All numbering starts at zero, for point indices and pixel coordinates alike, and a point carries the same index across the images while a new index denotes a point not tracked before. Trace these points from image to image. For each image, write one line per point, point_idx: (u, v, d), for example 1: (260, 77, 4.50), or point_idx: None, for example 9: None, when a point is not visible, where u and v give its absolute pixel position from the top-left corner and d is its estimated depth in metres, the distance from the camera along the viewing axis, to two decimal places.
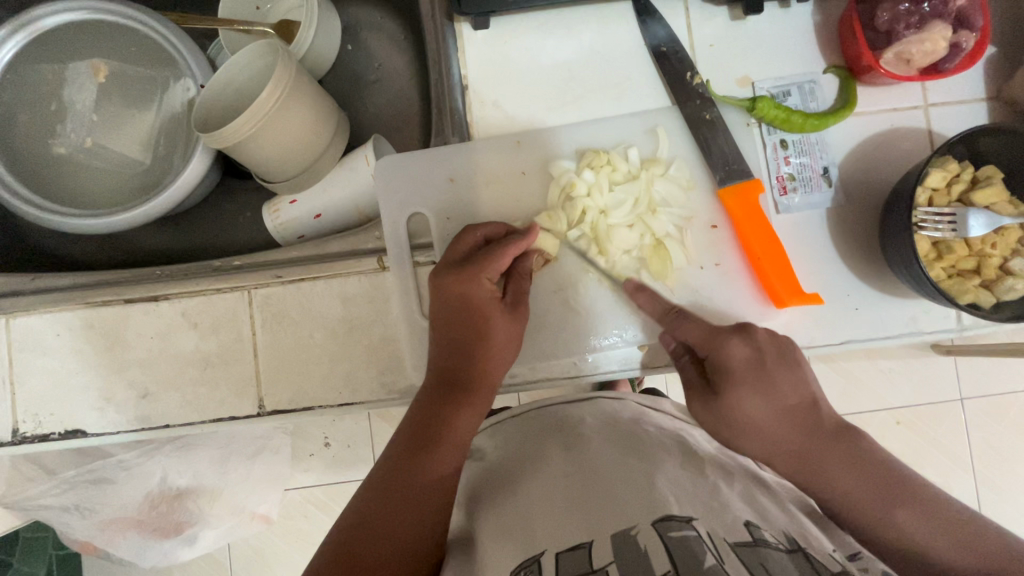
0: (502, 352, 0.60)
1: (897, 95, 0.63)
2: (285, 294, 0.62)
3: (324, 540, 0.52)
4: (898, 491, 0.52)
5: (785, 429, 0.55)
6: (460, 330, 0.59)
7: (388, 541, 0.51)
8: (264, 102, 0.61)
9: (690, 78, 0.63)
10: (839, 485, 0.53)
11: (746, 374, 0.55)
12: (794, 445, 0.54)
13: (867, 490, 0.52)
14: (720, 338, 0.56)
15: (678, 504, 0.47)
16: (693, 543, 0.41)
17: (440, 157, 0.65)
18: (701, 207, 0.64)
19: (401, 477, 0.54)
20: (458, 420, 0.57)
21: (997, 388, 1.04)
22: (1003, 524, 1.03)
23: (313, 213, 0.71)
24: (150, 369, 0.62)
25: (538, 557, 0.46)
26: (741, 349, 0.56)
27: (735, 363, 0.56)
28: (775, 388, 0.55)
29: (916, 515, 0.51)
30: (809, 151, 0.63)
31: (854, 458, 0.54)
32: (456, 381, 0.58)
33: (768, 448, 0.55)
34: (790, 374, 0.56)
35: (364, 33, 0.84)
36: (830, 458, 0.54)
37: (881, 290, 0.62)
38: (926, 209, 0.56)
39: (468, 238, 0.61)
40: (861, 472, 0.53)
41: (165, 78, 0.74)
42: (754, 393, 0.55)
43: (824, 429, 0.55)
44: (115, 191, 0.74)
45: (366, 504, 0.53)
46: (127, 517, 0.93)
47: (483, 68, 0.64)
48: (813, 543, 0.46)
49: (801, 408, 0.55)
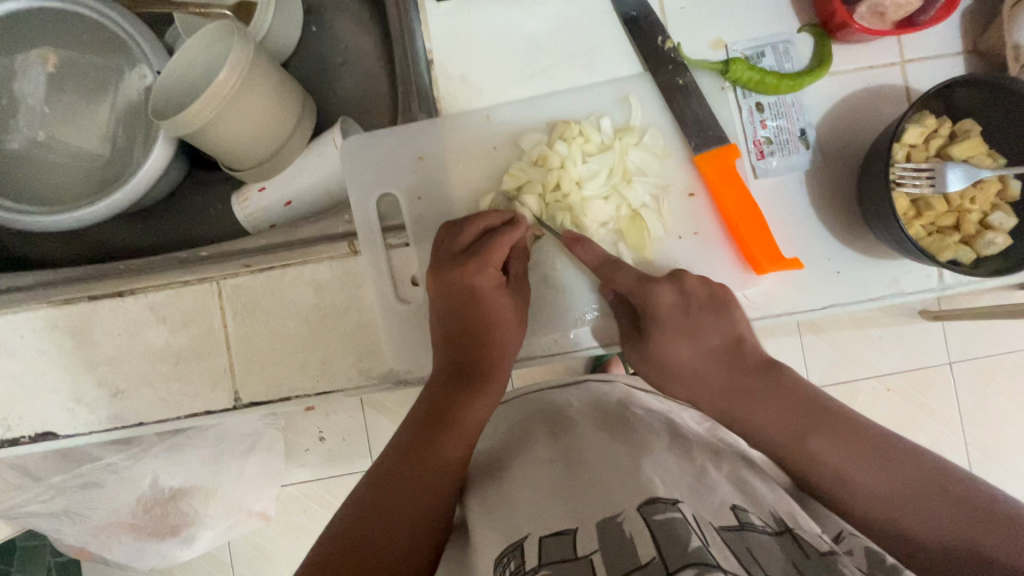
0: (511, 338, 0.60)
1: (873, 52, 0.62)
2: (254, 283, 0.60)
3: (325, 533, 0.51)
4: (819, 420, 0.53)
5: (708, 368, 0.58)
6: (468, 321, 0.59)
7: (403, 534, 0.50)
8: (221, 87, 0.58)
9: (662, 43, 0.61)
10: (760, 418, 0.55)
11: (672, 319, 0.58)
12: (718, 382, 0.57)
13: (788, 422, 0.53)
14: (648, 287, 0.58)
15: (664, 485, 0.46)
16: (679, 524, 0.39)
17: (409, 136, 0.64)
18: (677, 175, 0.63)
19: (411, 466, 0.53)
20: (470, 406, 0.56)
21: (984, 350, 1.05)
22: (992, 483, 1.05)
23: (284, 200, 0.69)
24: (119, 366, 0.61)
25: (521, 541, 0.46)
26: (668, 296, 0.58)
27: (660, 309, 0.58)
28: (699, 330, 0.58)
29: (836, 444, 0.51)
30: (786, 113, 0.62)
31: (775, 392, 0.55)
32: (464, 372, 0.58)
33: (697, 385, 0.58)
34: (713, 317, 0.58)
35: (328, 13, 0.80)
36: (754, 394, 0.55)
37: (863, 254, 0.61)
38: (904, 165, 0.55)
39: (471, 229, 0.59)
40: (782, 403, 0.54)
41: (119, 66, 0.71)
42: (677, 336, 0.58)
43: (748, 365, 0.57)
44: (78, 186, 0.72)
45: (370, 494, 0.52)
46: (120, 521, 0.91)
47: (448, 42, 0.62)
48: (803, 524, 0.46)
49: (725, 348, 0.58)
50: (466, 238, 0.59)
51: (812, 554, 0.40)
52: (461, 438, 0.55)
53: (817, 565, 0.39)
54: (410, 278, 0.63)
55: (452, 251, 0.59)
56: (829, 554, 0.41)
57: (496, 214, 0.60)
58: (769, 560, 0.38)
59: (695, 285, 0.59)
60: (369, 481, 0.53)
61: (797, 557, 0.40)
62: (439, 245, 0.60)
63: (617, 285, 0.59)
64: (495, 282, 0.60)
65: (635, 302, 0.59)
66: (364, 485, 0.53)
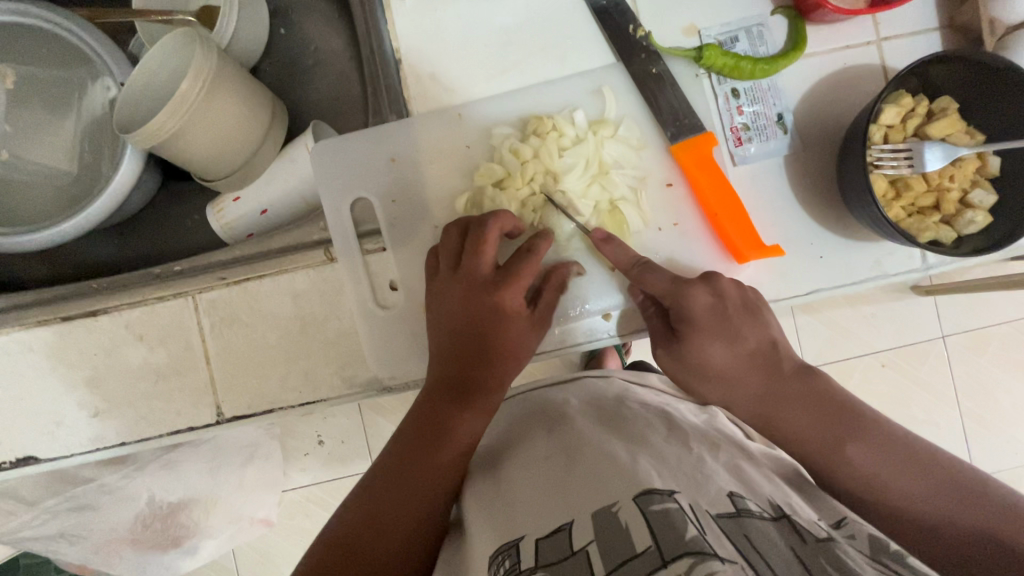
0: (521, 358, 0.57)
1: (848, 31, 0.61)
2: (230, 295, 0.60)
3: (323, 532, 0.51)
4: (852, 423, 0.50)
5: (743, 374, 0.53)
6: (479, 338, 0.55)
7: (393, 547, 0.49)
8: (184, 98, 0.57)
9: (633, 32, 0.60)
10: (794, 422, 0.51)
11: (709, 323, 0.54)
12: (752, 387, 0.53)
13: (823, 428, 0.51)
14: (684, 288, 0.54)
15: (661, 478, 0.46)
16: (675, 515, 0.39)
17: (381, 137, 0.62)
18: (654, 166, 0.62)
19: (402, 474, 0.51)
20: (468, 421, 0.53)
21: (976, 323, 1.05)
22: (988, 453, 1.06)
23: (258, 208, 0.67)
24: (98, 386, 0.60)
25: (517, 541, 0.45)
26: (703, 298, 0.54)
27: (697, 312, 0.54)
28: (737, 334, 0.54)
29: (871, 448, 0.49)
30: (762, 98, 0.61)
31: (810, 396, 0.52)
32: (467, 386, 0.54)
33: (727, 391, 0.54)
34: (750, 319, 0.54)
35: (295, 15, 0.79)
36: (789, 399, 0.52)
37: (847, 237, 0.61)
38: (882, 146, 0.55)
39: (492, 237, 0.56)
40: (816, 407, 0.52)
41: (81, 79, 0.69)
42: (715, 340, 0.53)
43: (784, 371, 0.53)
44: (47, 205, 0.70)
45: (367, 496, 0.51)
46: (119, 538, 0.90)
47: (415, 40, 0.61)
48: (799, 511, 0.45)
49: (761, 352, 0.54)
50: (489, 250, 0.56)
51: (810, 539, 0.40)
52: (456, 449, 0.52)
53: (815, 550, 0.38)
54: (389, 282, 0.62)
55: (472, 262, 0.56)
56: (827, 539, 0.40)
57: (518, 225, 0.58)
58: (766, 543, 0.38)
59: (728, 286, 0.55)
60: (360, 489, 0.52)
61: (797, 544, 0.39)
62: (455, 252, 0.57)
63: (652, 288, 0.56)
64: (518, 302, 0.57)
65: (668, 304, 0.55)
66: (355, 492, 0.52)
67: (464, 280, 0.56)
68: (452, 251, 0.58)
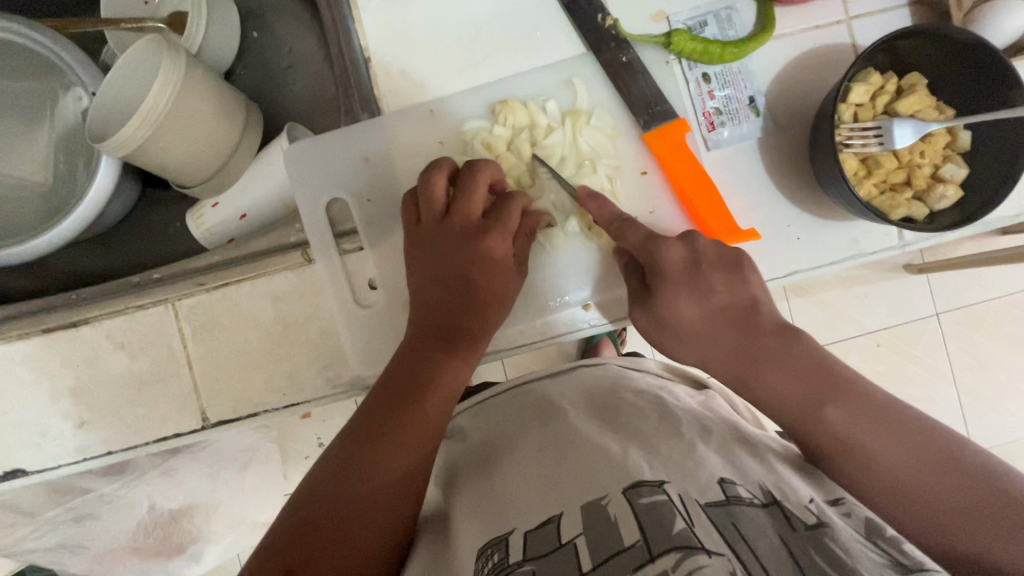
0: (502, 307, 0.57)
1: (817, 11, 0.61)
2: (211, 300, 0.60)
3: (301, 487, 0.49)
4: (834, 386, 0.48)
5: (717, 331, 0.51)
6: (460, 288, 0.55)
7: (386, 494, 0.48)
8: (154, 104, 0.57)
9: (602, 20, 0.60)
10: (770, 383, 0.49)
11: (683, 279, 0.52)
12: (728, 345, 0.50)
13: (804, 390, 0.48)
14: (658, 244, 0.54)
15: (649, 471, 0.46)
16: (664, 508, 0.40)
17: (354, 136, 0.62)
18: (629, 154, 0.62)
19: (385, 424, 0.50)
20: (452, 364, 0.53)
21: (968, 298, 1.05)
22: (984, 428, 1.06)
23: (238, 213, 0.68)
24: (83, 397, 0.60)
25: (507, 535, 0.46)
26: (678, 251, 0.53)
27: (670, 266, 0.53)
28: (710, 291, 0.52)
29: (853, 414, 0.46)
30: (733, 82, 0.61)
31: (789, 357, 0.49)
32: (456, 334, 0.54)
33: (702, 350, 0.52)
34: (729, 276, 0.52)
35: (267, 17, 0.78)
36: (768, 358, 0.49)
37: (824, 219, 0.61)
38: (850, 125, 0.55)
39: (484, 182, 0.56)
40: (798, 369, 0.48)
41: (53, 90, 0.69)
42: (689, 296, 0.52)
43: (762, 328, 0.50)
44: (25, 218, 0.70)
45: (347, 447, 0.50)
46: (120, 548, 0.91)
47: (384, 37, 0.61)
48: (790, 492, 0.45)
49: (739, 309, 0.51)
50: (479, 197, 0.56)
51: (800, 527, 0.40)
52: (443, 395, 0.52)
53: (805, 539, 0.38)
54: (368, 281, 0.62)
55: (467, 207, 0.56)
56: (818, 526, 0.40)
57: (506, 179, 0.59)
58: (755, 532, 0.38)
59: (709, 244, 0.54)
60: (344, 441, 0.50)
61: (787, 530, 0.39)
62: (434, 201, 0.57)
63: (629, 243, 0.55)
64: (505, 253, 0.57)
65: (645, 261, 0.54)
66: (341, 441, 0.51)
67: (454, 228, 0.56)
68: (439, 198, 0.57)
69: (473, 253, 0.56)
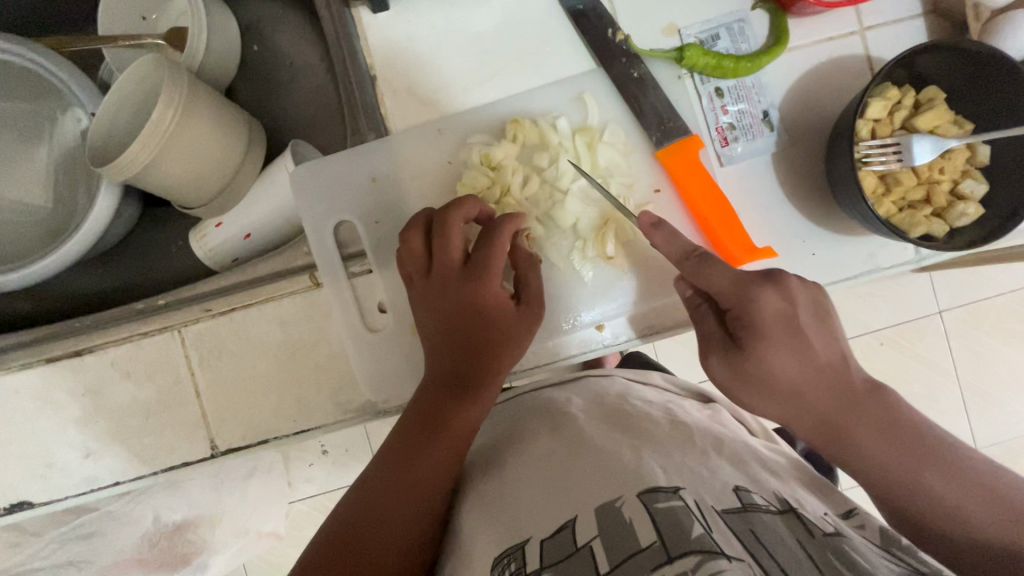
0: (511, 343, 0.55)
1: (830, 22, 0.60)
2: (217, 327, 0.59)
3: (321, 530, 0.51)
4: (929, 452, 0.47)
5: (815, 391, 0.49)
6: (465, 331, 0.55)
7: (399, 539, 0.49)
8: (160, 122, 0.56)
9: (612, 35, 0.59)
10: (868, 445, 0.48)
11: (780, 333, 0.49)
12: (823, 406, 0.49)
13: (902, 452, 0.47)
14: (753, 292, 0.49)
15: (666, 475, 0.45)
16: (680, 512, 0.38)
17: (361, 155, 0.61)
18: (641, 172, 0.61)
19: (396, 472, 0.51)
20: (459, 410, 0.52)
21: (973, 295, 1.05)
22: (989, 425, 1.06)
23: (242, 232, 0.66)
24: (89, 427, 0.59)
25: (521, 544, 0.44)
26: (773, 303, 0.49)
27: (766, 318, 0.49)
28: (807, 346, 0.49)
29: (947, 479, 0.46)
30: (746, 96, 0.60)
31: (884, 420, 0.48)
32: (463, 378, 0.53)
33: (790, 409, 0.50)
34: (820, 329, 0.50)
35: (267, 31, 0.77)
36: (865, 421, 0.48)
37: (839, 232, 0.60)
38: (869, 142, 0.54)
39: (455, 226, 0.55)
40: (891, 432, 0.48)
41: (51, 110, 0.68)
42: (786, 352, 0.49)
43: (857, 389, 0.49)
44: (25, 242, 0.69)
45: (360, 494, 0.51)
46: (128, 559, 0.88)
47: (388, 53, 0.59)
48: (805, 505, 0.45)
49: (835, 367, 0.49)
50: (457, 238, 0.55)
51: (817, 533, 0.39)
52: (452, 442, 0.51)
53: (822, 545, 0.37)
54: (377, 305, 0.61)
55: (444, 252, 0.55)
56: (835, 534, 0.39)
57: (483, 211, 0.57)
58: (772, 538, 0.37)
59: (798, 290, 0.50)
60: (361, 484, 0.52)
61: (803, 534, 0.39)
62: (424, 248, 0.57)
63: (710, 288, 0.51)
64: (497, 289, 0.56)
65: (733, 308, 0.50)
66: (355, 488, 0.52)
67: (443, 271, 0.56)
68: (419, 253, 0.56)
69: (467, 296, 0.55)
